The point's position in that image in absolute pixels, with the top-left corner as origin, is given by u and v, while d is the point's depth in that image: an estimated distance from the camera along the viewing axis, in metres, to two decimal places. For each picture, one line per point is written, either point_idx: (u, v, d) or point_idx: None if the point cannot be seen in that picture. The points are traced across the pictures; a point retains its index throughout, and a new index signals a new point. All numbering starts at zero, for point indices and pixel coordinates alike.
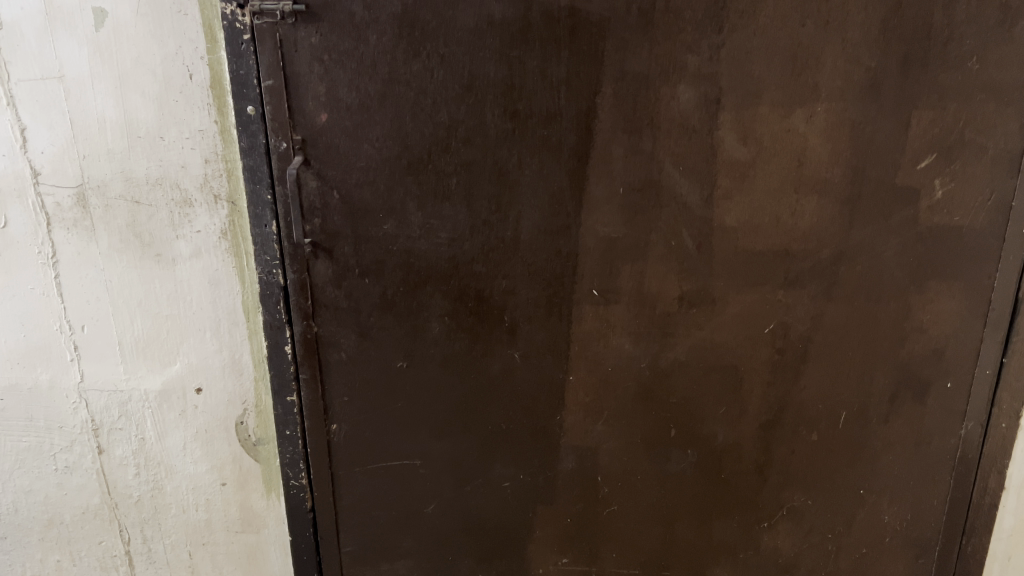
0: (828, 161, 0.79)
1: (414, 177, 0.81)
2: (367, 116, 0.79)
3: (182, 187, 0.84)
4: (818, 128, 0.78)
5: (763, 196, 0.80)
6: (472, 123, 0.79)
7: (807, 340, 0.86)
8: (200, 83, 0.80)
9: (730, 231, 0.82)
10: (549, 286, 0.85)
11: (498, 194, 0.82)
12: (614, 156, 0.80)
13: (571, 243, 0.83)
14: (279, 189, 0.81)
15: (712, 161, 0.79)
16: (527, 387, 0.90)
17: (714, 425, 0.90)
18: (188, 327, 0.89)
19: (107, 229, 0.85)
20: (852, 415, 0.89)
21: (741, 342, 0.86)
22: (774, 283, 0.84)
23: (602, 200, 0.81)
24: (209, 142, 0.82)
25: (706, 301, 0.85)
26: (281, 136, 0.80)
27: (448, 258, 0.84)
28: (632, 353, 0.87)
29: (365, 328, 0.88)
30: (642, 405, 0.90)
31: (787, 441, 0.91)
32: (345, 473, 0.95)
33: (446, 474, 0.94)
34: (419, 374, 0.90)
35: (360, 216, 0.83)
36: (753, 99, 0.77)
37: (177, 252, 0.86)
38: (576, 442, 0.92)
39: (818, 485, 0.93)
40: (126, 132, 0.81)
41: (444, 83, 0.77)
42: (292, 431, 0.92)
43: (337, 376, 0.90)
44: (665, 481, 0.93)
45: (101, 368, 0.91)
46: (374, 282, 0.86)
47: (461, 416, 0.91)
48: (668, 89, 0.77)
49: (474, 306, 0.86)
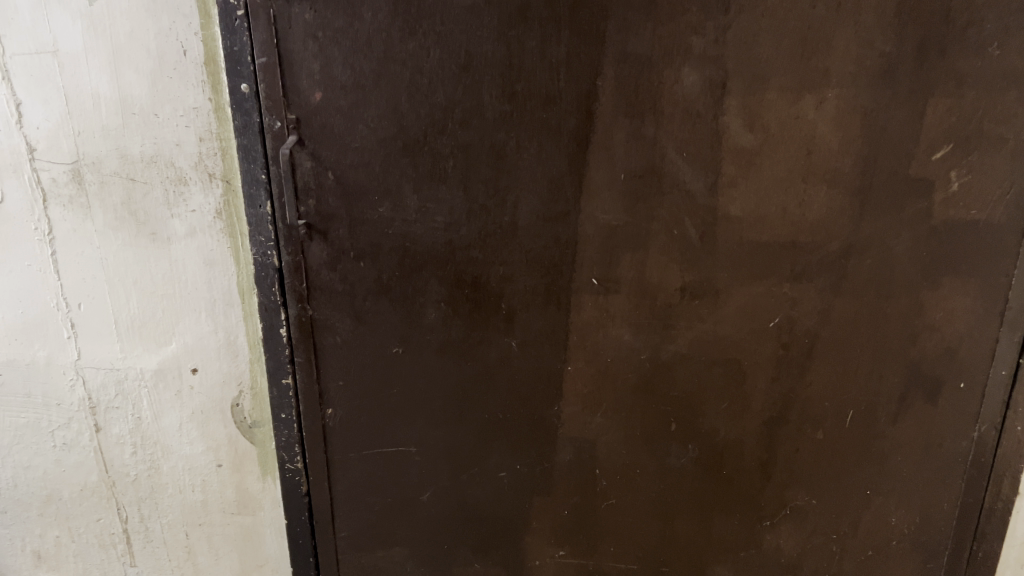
0: (838, 149, 0.76)
1: (410, 159, 0.79)
2: (362, 95, 0.77)
3: (176, 165, 0.83)
4: (828, 116, 0.75)
5: (768, 185, 0.77)
6: (469, 104, 0.77)
7: (814, 336, 0.82)
8: (194, 59, 0.79)
9: (735, 221, 0.78)
10: (548, 274, 0.83)
11: (495, 177, 0.79)
12: (615, 140, 0.77)
13: (569, 229, 0.81)
14: (273, 169, 0.80)
15: (716, 147, 0.76)
16: (524, 376, 0.87)
17: (715, 420, 0.87)
18: (183, 307, 0.88)
19: (103, 207, 0.84)
20: (860, 414, 0.86)
21: (745, 338, 0.83)
22: (781, 275, 0.80)
23: (602, 186, 0.79)
24: (203, 120, 0.81)
25: (708, 294, 0.81)
26: (276, 116, 0.78)
27: (444, 243, 0.83)
28: (631, 347, 0.84)
29: (361, 312, 0.87)
30: (642, 398, 0.87)
31: (792, 439, 0.87)
32: (340, 458, 0.94)
33: (442, 462, 0.93)
34: (415, 360, 0.88)
35: (355, 197, 0.81)
36: (761, 83, 0.74)
37: (172, 231, 0.85)
38: (573, 434, 0.90)
39: (823, 484, 0.89)
40: (121, 108, 0.80)
41: (441, 62, 0.75)
42: (288, 414, 0.92)
43: (332, 360, 0.89)
44: (665, 475, 0.90)
45: (98, 346, 0.90)
46: (369, 266, 0.84)
47: (457, 404, 0.90)
48: (672, 72, 0.74)
49: (471, 293, 0.85)
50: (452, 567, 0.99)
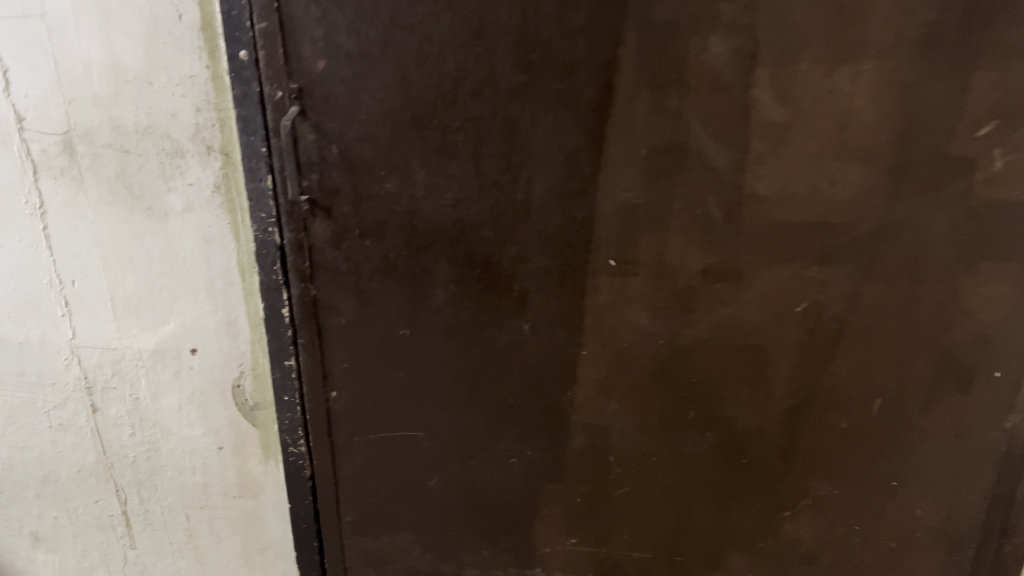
0: (874, 125, 0.71)
1: (418, 131, 0.75)
2: (367, 64, 0.73)
3: (173, 136, 0.78)
4: (865, 89, 0.70)
5: (798, 162, 0.73)
6: (480, 73, 0.72)
7: (842, 322, 0.78)
8: (190, 24, 0.74)
9: (762, 200, 0.74)
10: (563, 254, 0.79)
11: (507, 152, 0.75)
12: (636, 114, 0.72)
13: (586, 208, 0.77)
14: (274, 142, 0.76)
15: (743, 122, 0.72)
16: (536, 360, 0.84)
17: (735, 407, 0.83)
18: (182, 285, 0.85)
19: (96, 179, 0.81)
20: (888, 403, 0.82)
21: (769, 323, 0.79)
22: (809, 257, 0.76)
23: (622, 162, 0.74)
24: (199, 89, 0.76)
25: (731, 276, 0.77)
26: (277, 85, 0.74)
27: (454, 221, 0.79)
28: (649, 330, 0.81)
29: (366, 292, 0.83)
30: (660, 384, 0.83)
31: (816, 427, 0.83)
32: (345, 442, 0.91)
33: (450, 447, 0.89)
34: (423, 343, 0.85)
35: (361, 172, 0.77)
36: (793, 54, 0.69)
37: (169, 206, 0.81)
38: (587, 420, 0.86)
39: (846, 474, 0.86)
40: (114, 76, 0.76)
41: (451, 29, 0.71)
42: (290, 397, 0.88)
43: (336, 341, 0.86)
44: (681, 463, 0.87)
45: (93, 325, 0.87)
46: (375, 244, 0.81)
47: (467, 388, 0.86)
48: (698, 41, 0.69)
49: (482, 273, 0.81)
50: (459, 553, 0.96)
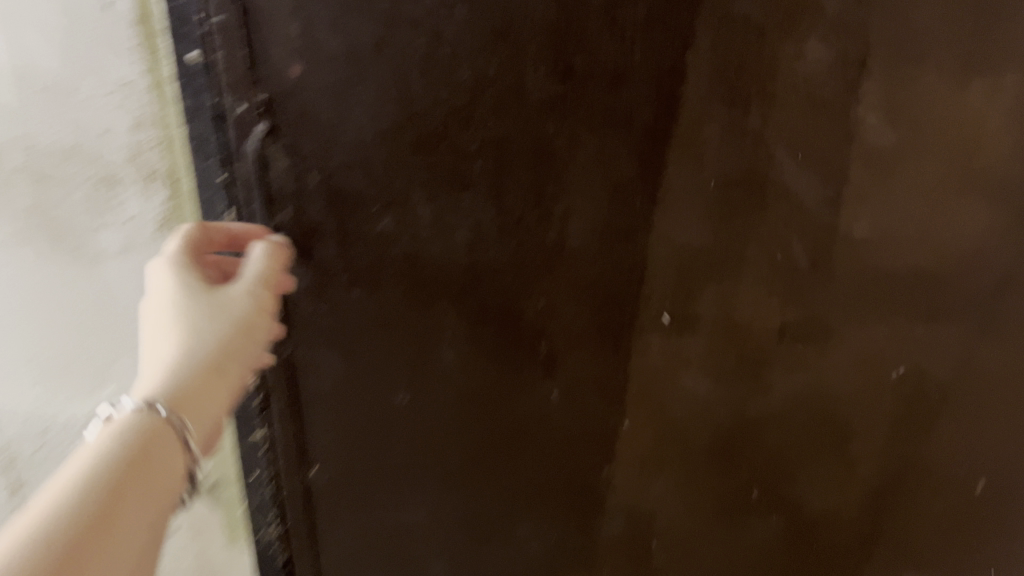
0: (1010, 153, 0.55)
1: (422, 156, 0.59)
2: (359, 72, 0.55)
3: (103, 159, 0.60)
4: (1003, 108, 0.54)
5: (910, 198, 0.57)
6: (507, 84, 0.56)
7: (947, 391, 0.64)
8: (119, 17, 0.55)
9: (860, 245, 0.59)
10: (604, 308, 0.63)
11: (538, 182, 0.59)
12: (706, 136, 0.56)
13: (636, 252, 0.61)
14: (235, 169, 0.58)
15: (844, 147, 0.56)
16: (572, 433, 0.69)
17: (809, 487, 0.69)
18: (123, 341, 0.68)
19: (5, 213, 0.62)
20: (995, 484, 0.67)
21: (857, 390, 0.64)
22: (913, 314, 0.61)
23: (684, 196, 0.59)
24: (136, 101, 0.58)
25: (814, 334, 0.62)
26: (238, 96, 0.56)
27: (467, 267, 0.63)
28: (708, 397, 0.66)
29: (354, 352, 0.66)
30: (720, 460, 0.68)
31: (904, 509, 0.69)
32: (326, 528, 0.74)
33: (460, 528, 0.75)
34: (424, 410, 0.69)
35: (348, 206, 0.60)
36: (915, 61, 0.53)
37: (103, 245, 0.63)
38: (631, 500, 0.73)
39: (935, 560, 0.72)
40: (21, 81, 0.57)
41: (471, 25, 0.54)
42: (257, 478, 0.69)
43: (317, 414, 0.68)
44: (740, 548, 0.73)
45: (13, 386, 0.70)
46: (366, 294, 0.64)
47: (484, 462, 0.71)
48: (792, 45, 0.53)
49: (502, 329, 0.65)
50: None
